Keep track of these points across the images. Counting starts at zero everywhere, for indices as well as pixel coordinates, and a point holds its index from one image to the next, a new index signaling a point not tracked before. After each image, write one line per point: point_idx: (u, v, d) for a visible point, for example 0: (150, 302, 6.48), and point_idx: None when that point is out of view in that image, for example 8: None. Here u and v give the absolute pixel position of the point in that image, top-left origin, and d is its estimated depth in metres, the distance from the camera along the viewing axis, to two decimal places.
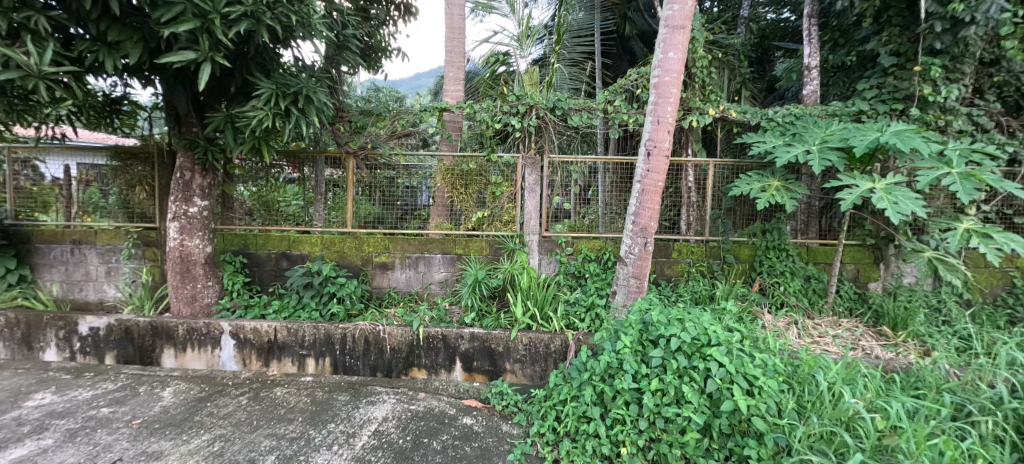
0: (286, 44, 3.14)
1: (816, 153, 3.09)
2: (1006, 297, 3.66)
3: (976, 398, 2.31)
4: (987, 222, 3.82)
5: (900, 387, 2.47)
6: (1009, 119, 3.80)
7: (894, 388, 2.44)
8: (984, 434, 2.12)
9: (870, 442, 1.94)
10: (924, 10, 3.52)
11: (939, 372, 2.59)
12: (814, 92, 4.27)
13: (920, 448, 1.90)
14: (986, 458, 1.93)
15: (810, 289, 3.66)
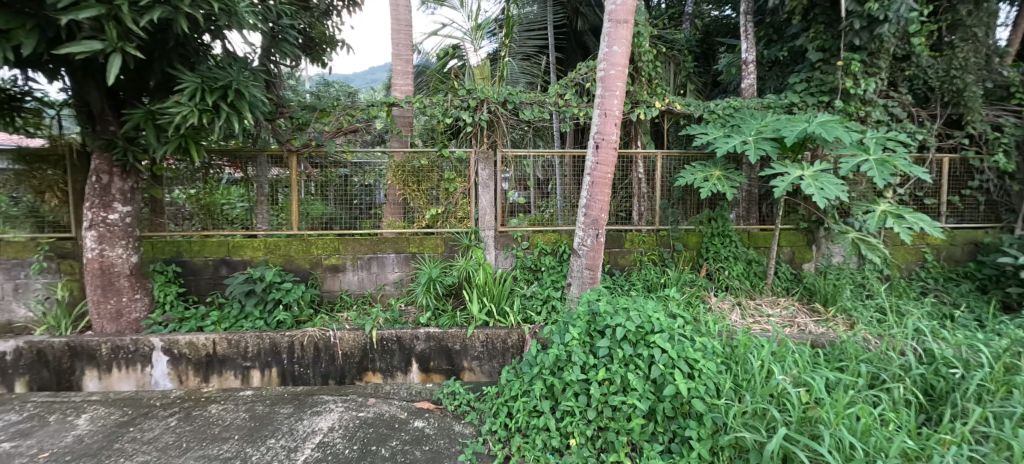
0: (213, 33, 2.92)
1: (752, 144, 3.26)
2: (919, 272, 4.03)
3: (889, 366, 2.53)
4: (902, 204, 4.19)
5: (825, 361, 2.66)
6: (918, 110, 4.16)
7: (823, 363, 2.63)
8: (896, 399, 2.33)
9: (796, 415, 2.09)
10: (845, 9, 3.77)
11: (859, 344, 2.81)
12: (752, 86, 4.48)
13: (839, 416, 2.05)
14: (895, 422, 2.12)
15: (751, 272, 3.87)
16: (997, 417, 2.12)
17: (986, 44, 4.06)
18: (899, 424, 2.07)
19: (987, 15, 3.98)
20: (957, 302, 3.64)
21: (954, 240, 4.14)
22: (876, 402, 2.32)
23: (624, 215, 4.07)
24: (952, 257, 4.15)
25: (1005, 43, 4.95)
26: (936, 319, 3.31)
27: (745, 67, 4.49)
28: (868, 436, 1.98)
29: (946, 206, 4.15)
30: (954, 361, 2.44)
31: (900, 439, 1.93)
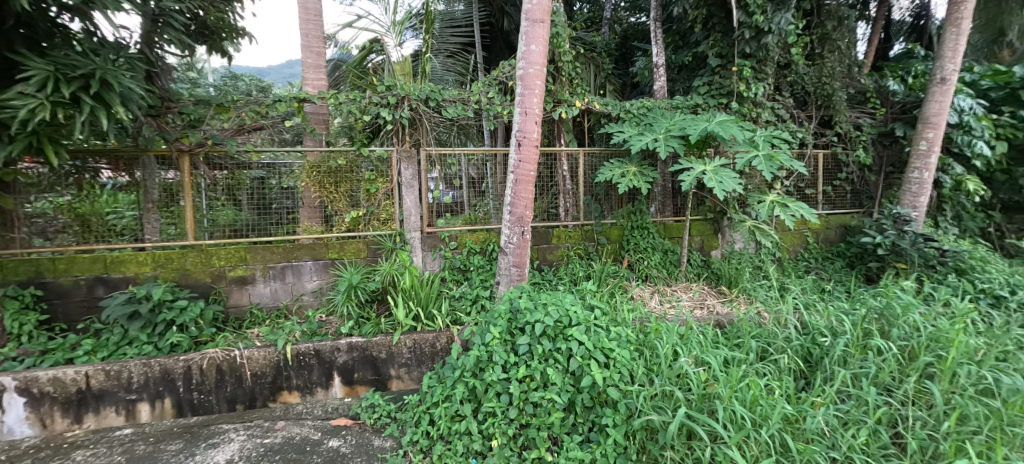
0: (62, 5, 2.50)
1: (662, 141, 3.46)
2: (803, 253, 4.54)
3: (774, 340, 2.84)
4: (788, 194, 4.69)
5: (725, 340, 2.91)
6: (799, 111, 4.69)
7: (723, 343, 2.87)
8: (782, 368, 2.62)
9: (696, 393, 2.27)
10: (737, 20, 4.13)
11: (751, 321, 3.11)
12: (664, 87, 4.72)
13: (733, 390, 2.26)
14: (779, 389, 2.39)
15: (667, 261, 4.11)
16: (856, 377, 2.46)
17: (848, 55, 4.68)
18: (781, 392, 2.32)
19: (847, 31, 4.57)
20: (833, 278, 4.14)
21: (829, 224, 4.73)
22: (766, 372, 2.59)
23: (553, 211, 4.14)
24: (828, 239, 4.74)
25: (863, 56, 5.72)
26: (815, 293, 3.74)
27: (656, 70, 4.72)
28: (756, 405, 2.21)
29: (822, 194, 4.72)
30: (825, 330, 2.78)
31: (781, 405, 2.17)
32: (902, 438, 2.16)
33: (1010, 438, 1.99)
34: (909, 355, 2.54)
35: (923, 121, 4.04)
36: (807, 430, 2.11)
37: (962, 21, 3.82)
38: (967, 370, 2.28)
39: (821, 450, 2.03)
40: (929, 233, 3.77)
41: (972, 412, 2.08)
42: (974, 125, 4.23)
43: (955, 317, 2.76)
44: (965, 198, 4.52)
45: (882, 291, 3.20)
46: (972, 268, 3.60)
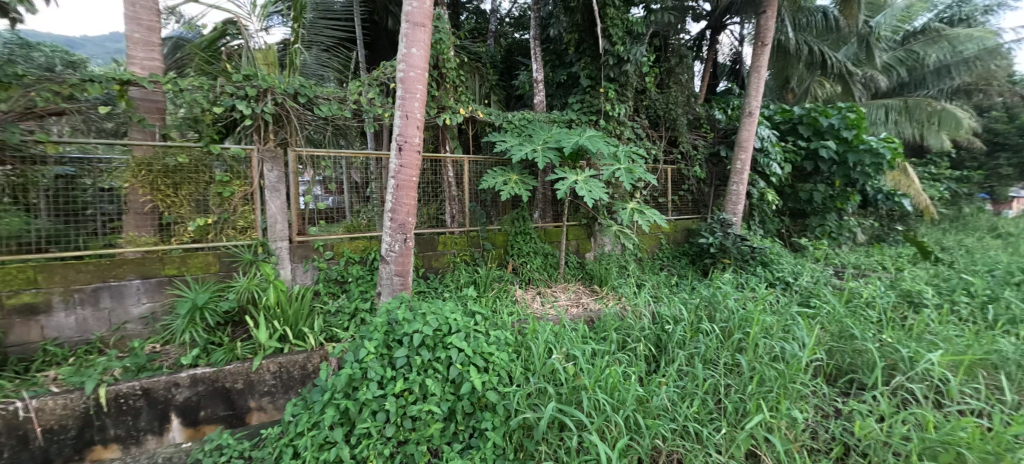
0: None
1: (540, 151, 3.63)
2: (659, 253, 5.12)
3: (630, 331, 3.16)
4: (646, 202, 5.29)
5: (592, 335, 3.17)
6: (655, 131, 5.31)
7: (591, 337, 3.13)
8: (638, 354, 2.94)
9: (566, 387, 2.58)
10: (603, 47, 4.55)
11: (614, 316, 3.33)
12: (543, 102, 4.88)
13: (596, 379, 2.61)
14: (634, 375, 2.73)
15: (548, 263, 4.30)
16: (690, 356, 2.84)
17: (687, 88, 5.52)
18: (635, 376, 2.69)
19: (685, 69, 5.41)
20: (680, 273, 4.76)
21: (677, 227, 5.50)
22: (627, 360, 2.91)
23: (440, 217, 4.02)
24: (675, 240, 5.48)
25: (700, 89, 6.78)
26: (666, 285, 4.22)
27: (535, 86, 4.91)
28: (615, 389, 2.56)
29: (671, 203, 5.46)
30: (669, 319, 3.14)
31: (634, 389, 2.52)
32: (722, 402, 2.57)
33: (791, 392, 2.47)
34: (727, 334, 2.96)
35: (738, 145, 4.95)
36: (654, 407, 2.47)
37: (760, 69, 4.78)
38: (767, 344, 2.77)
39: (665, 422, 2.40)
40: (743, 233, 4.62)
41: (767, 376, 2.56)
42: (770, 150, 5.32)
43: (758, 299, 3.28)
44: (767, 207, 5.63)
45: (713, 282, 3.80)
46: (774, 261, 4.33)
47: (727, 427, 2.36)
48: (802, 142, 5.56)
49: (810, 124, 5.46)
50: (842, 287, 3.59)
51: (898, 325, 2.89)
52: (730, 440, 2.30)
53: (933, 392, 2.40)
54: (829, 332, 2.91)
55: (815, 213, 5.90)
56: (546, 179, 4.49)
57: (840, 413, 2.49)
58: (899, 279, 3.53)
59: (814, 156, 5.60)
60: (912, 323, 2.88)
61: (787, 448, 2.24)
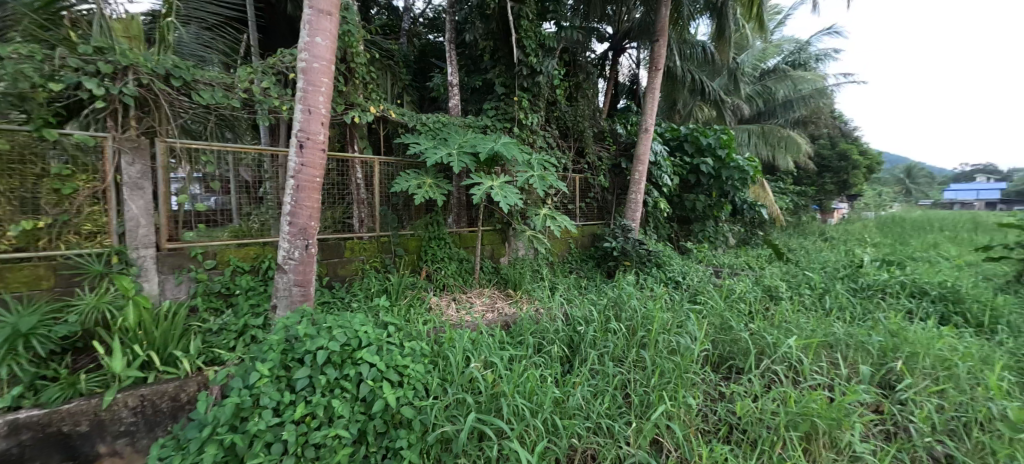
0: None
1: (456, 156, 3.57)
2: (568, 257, 5.36)
3: (545, 332, 3.22)
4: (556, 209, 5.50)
5: (508, 338, 3.20)
6: (564, 141, 5.54)
7: (508, 342, 3.14)
8: (554, 356, 3.02)
9: (485, 394, 2.59)
10: (517, 57, 4.64)
11: (529, 318, 3.38)
12: (458, 106, 4.82)
13: (515, 386, 2.64)
14: (552, 377, 2.81)
15: (463, 269, 4.23)
16: (601, 355, 2.99)
17: (592, 102, 5.96)
18: (552, 378, 2.76)
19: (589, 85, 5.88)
20: (588, 275, 5.03)
21: (585, 232, 5.82)
22: (542, 362, 2.97)
23: (347, 221, 3.75)
24: (582, 244, 5.79)
25: (603, 104, 7.35)
26: (576, 288, 4.44)
27: (450, 89, 4.82)
28: (533, 394, 2.62)
29: (578, 209, 5.76)
30: (580, 320, 3.26)
31: (551, 392, 2.60)
32: (629, 396, 2.75)
33: (686, 382, 2.75)
34: (632, 331, 3.18)
35: (636, 157, 5.43)
36: (570, 407, 2.57)
37: (653, 91, 5.32)
38: (665, 339, 3.01)
39: (580, 420, 2.51)
40: (642, 237, 5.08)
41: (666, 369, 2.80)
42: (663, 164, 5.98)
43: (655, 297, 3.60)
44: (661, 214, 6.23)
45: (618, 283, 4.09)
46: (667, 263, 4.81)
47: (634, 419, 2.53)
48: (688, 158, 6.35)
49: (693, 142, 6.26)
50: (722, 284, 4.13)
51: (763, 315, 3.38)
52: (637, 431, 2.47)
53: (789, 371, 2.84)
54: (713, 325, 3.26)
55: (697, 220, 6.74)
56: (460, 184, 4.44)
57: (723, 396, 2.82)
58: (763, 277, 4.16)
59: (696, 171, 6.36)
60: (772, 313, 3.40)
61: (685, 432, 2.49)
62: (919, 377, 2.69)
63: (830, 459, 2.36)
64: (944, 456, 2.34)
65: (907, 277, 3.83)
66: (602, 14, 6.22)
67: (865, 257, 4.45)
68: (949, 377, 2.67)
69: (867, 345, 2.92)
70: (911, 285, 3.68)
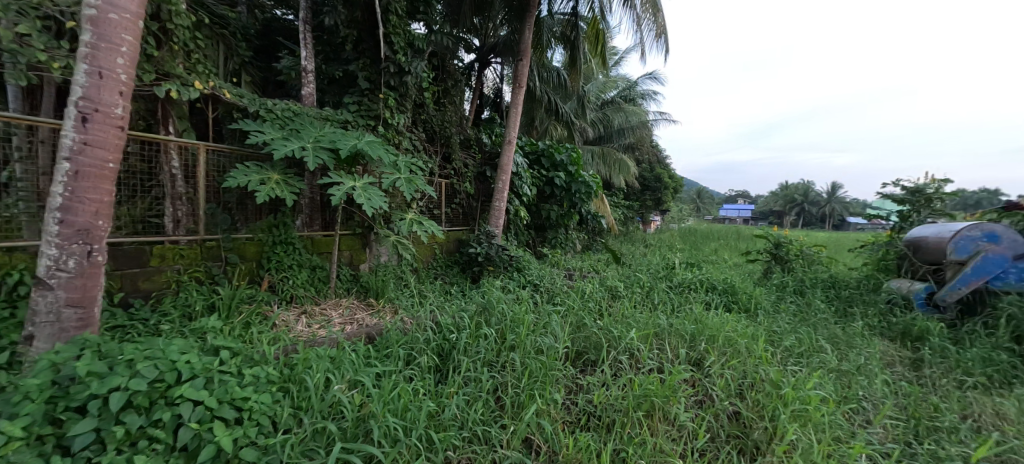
0: None
1: (310, 151, 3.27)
2: (432, 263, 5.22)
3: (416, 343, 3.03)
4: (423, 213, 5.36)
5: (374, 353, 2.91)
6: (430, 145, 5.41)
7: (374, 356, 2.87)
8: (423, 367, 2.84)
9: (351, 417, 2.28)
10: (383, 52, 4.40)
11: (398, 329, 3.16)
12: (312, 95, 4.23)
13: (385, 405, 2.39)
14: (426, 390, 2.64)
15: (315, 278, 3.78)
16: (473, 362, 2.91)
17: (458, 110, 6.02)
18: (425, 391, 2.58)
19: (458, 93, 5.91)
20: (453, 281, 4.93)
21: (450, 238, 5.75)
22: (411, 376, 2.77)
23: (156, 220, 3.25)
24: (448, 250, 5.71)
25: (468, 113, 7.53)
26: (442, 293, 4.36)
27: (304, 75, 4.22)
28: (406, 411, 2.41)
29: (444, 214, 5.68)
30: (452, 327, 3.16)
31: (426, 404, 2.43)
32: (502, 399, 2.73)
33: (552, 379, 2.81)
34: (501, 335, 3.18)
35: (500, 167, 5.65)
36: (444, 420, 2.44)
37: (517, 106, 5.64)
38: (532, 340, 3.09)
39: (455, 432, 2.39)
40: (504, 243, 5.29)
41: (534, 368, 2.84)
42: (523, 175, 6.42)
43: (521, 301, 3.76)
44: (520, 221, 6.56)
45: (486, 288, 4.13)
46: (526, 267, 5.11)
47: (507, 421, 2.51)
48: (544, 171, 6.95)
49: (549, 157, 6.94)
50: (575, 286, 4.56)
51: (607, 311, 3.82)
52: (509, 432, 2.45)
53: (630, 359, 3.13)
54: (574, 321, 3.52)
55: (550, 228, 7.29)
56: (313, 182, 3.94)
57: (581, 387, 2.93)
58: (606, 279, 4.74)
59: (551, 183, 7.01)
60: (614, 309, 3.88)
61: (554, 426, 2.52)
62: (718, 354, 3.18)
63: (665, 431, 2.55)
64: (733, 413, 2.73)
65: (705, 277, 4.85)
66: (470, 24, 6.34)
67: (677, 260, 5.55)
68: (732, 351, 3.24)
69: (681, 330, 3.41)
70: (706, 282, 4.71)
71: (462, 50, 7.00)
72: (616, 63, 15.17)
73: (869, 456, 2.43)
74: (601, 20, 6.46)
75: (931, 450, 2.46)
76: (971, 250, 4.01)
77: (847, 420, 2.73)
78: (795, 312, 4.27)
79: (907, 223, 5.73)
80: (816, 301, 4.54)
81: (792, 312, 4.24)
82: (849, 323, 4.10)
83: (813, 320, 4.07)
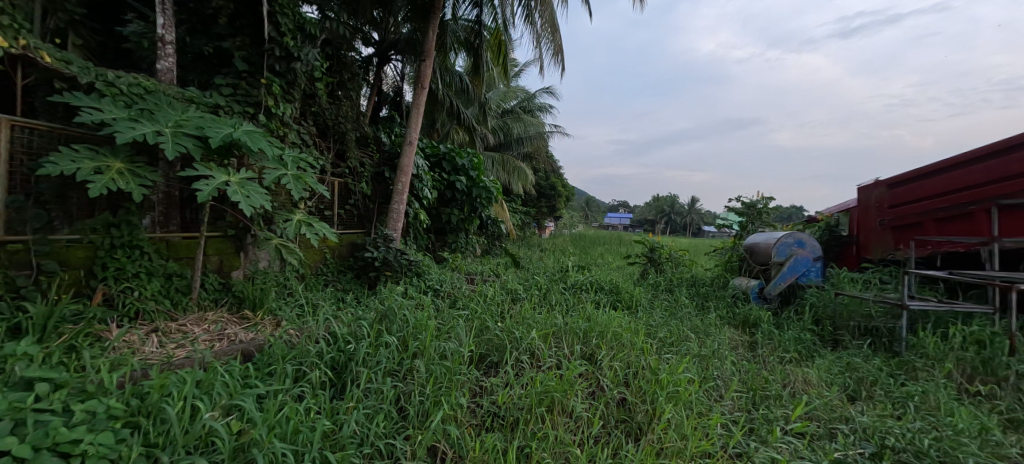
0: None
1: (168, 137, 2.79)
2: (323, 268, 4.80)
3: (306, 357, 2.72)
4: (311, 215, 4.88)
5: (253, 372, 2.53)
6: (319, 140, 5.01)
7: (252, 375, 2.52)
8: (314, 384, 2.55)
9: (229, 447, 1.93)
10: (267, 33, 3.99)
11: (283, 342, 2.81)
12: (172, 71, 3.59)
13: (271, 430, 2.09)
14: (318, 408, 2.38)
15: (172, 288, 3.24)
16: (373, 373, 2.69)
17: (354, 105, 5.67)
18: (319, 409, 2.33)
19: (355, 86, 5.60)
20: (346, 288, 4.60)
21: (342, 242, 5.32)
22: (301, 395, 2.48)
23: None
24: (340, 255, 5.29)
25: (365, 109, 7.14)
26: (334, 301, 4.01)
27: (163, 47, 3.55)
28: (296, 435, 2.13)
29: (337, 216, 5.25)
30: (349, 337, 2.89)
31: (321, 423, 2.18)
32: (405, 409, 2.56)
33: (457, 384, 2.71)
34: (401, 343, 3.00)
35: (399, 168, 5.51)
36: (341, 437, 2.21)
37: (419, 107, 5.55)
38: (435, 345, 2.95)
39: (355, 449, 2.18)
40: (402, 248, 5.07)
41: (439, 374, 2.71)
42: (424, 178, 6.29)
43: (422, 306, 3.62)
44: (420, 225, 6.39)
45: (384, 294, 3.90)
46: (426, 272, 4.92)
47: (412, 432, 2.36)
48: (445, 175, 6.88)
49: (451, 160, 6.90)
50: (476, 290, 4.57)
51: (507, 314, 3.87)
52: (414, 442, 2.31)
53: (531, 358, 3.15)
54: (476, 325, 3.47)
55: (451, 232, 7.19)
56: (172, 173, 3.40)
57: (484, 390, 2.85)
58: (507, 282, 4.83)
59: (452, 187, 6.94)
60: (514, 311, 3.94)
61: (462, 432, 2.42)
62: (608, 348, 3.36)
63: (564, 423, 2.57)
64: (621, 400, 2.85)
65: (594, 279, 5.25)
66: (368, 16, 6.06)
67: (570, 264, 5.90)
68: (616, 343, 3.46)
69: (575, 329, 3.53)
70: (596, 284, 5.09)
71: (359, 42, 6.66)
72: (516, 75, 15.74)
73: (725, 425, 2.69)
74: (504, 32, 6.67)
75: (765, 413, 2.78)
76: (788, 253, 4.96)
77: (708, 397, 3.00)
78: (667, 307, 4.83)
79: (745, 232, 6.89)
80: (681, 297, 5.21)
81: (664, 307, 4.79)
82: (705, 315, 4.76)
83: (680, 314, 4.64)
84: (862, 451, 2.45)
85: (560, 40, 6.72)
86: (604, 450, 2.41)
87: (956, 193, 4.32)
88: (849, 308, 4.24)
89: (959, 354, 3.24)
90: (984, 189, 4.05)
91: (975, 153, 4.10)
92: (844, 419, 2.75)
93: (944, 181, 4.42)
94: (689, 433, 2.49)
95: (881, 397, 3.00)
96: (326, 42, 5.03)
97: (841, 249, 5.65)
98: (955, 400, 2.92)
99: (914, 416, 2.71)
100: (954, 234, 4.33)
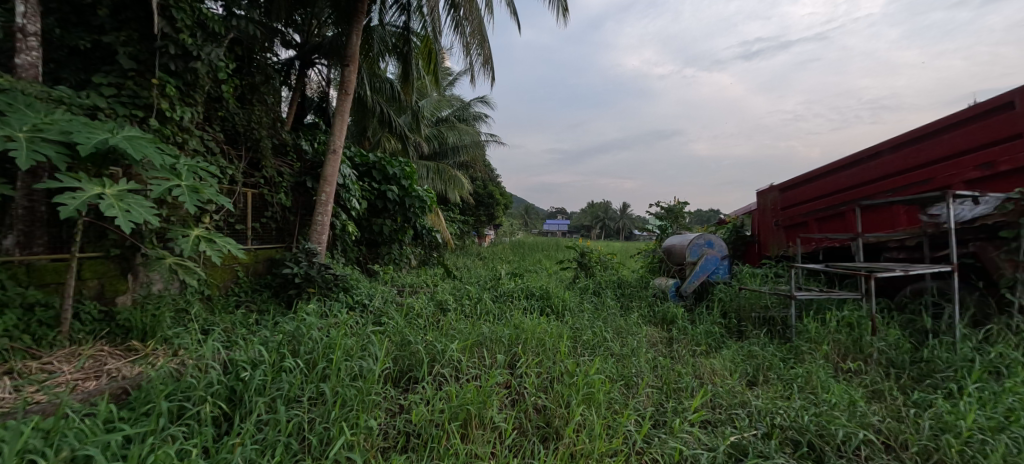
0: None
1: (23, 143, 2.39)
2: (233, 288, 4.38)
3: (193, 391, 2.43)
4: (217, 229, 4.45)
5: (128, 415, 2.22)
6: (225, 147, 4.59)
7: (125, 417, 2.21)
8: (202, 420, 2.28)
9: None
10: (158, 28, 3.59)
11: (167, 376, 2.49)
12: (34, 66, 3.08)
13: None
14: (196, 448, 2.11)
15: (32, 321, 2.76)
16: (271, 401, 2.47)
17: (270, 110, 5.28)
18: (196, 449, 2.06)
19: (269, 90, 5.21)
20: (261, 308, 4.23)
21: (258, 257, 4.88)
22: (184, 434, 2.21)
23: None
24: (257, 272, 4.85)
25: (285, 114, 6.72)
26: (242, 324, 3.66)
27: (24, 38, 3.06)
28: None
29: (251, 230, 4.85)
30: (246, 363, 2.63)
31: None
32: (306, 439, 2.37)
33: (367, 405, 2.56)
34: (311, 365, 2.81)
35: (322, 177, 5.18)
36: None
37: (343, 113, 5.28)
38: (348, 365, 2.78)
39: None
40: (327, 262, 4.76)
41: (348, 396, 2.54)
42: (351, 188, 5.99)
43: (339, 324, 3.40)
44: (348, 237, 6.07)
45: (298, 314, 3.61)
46: (354, 286, 4.65)
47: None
48: (374, 185, 6.61)
49: (381, 170, 6.67)
50: (402, 303, 4.40)
51: (436, 327, 3.76)
52: None
53: (452, 371, 3.08)
54: (396, 342, 3.31)
55: (383, 243, 6.90)
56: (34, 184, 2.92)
57: (403, 408, 2.74)
58: (436, 294, 4.72)
59: (383, 197, 6.68)
60: (443, 323, 3.84)
61: (366, 458, 2.27)
62: (530, 355, 3.39)
63: (479, 436, 2.53)
64: (540, 406, 2.87)
65: (525, 286, 5.29)
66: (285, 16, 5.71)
67: (503, 271, 5.91)
68: (545, 350, 3.49)
69: (501, 337, 3.52)
70: (528, 291, 5.13)
71: (279, 44, 6.27)
72: (450, 83, 15.67)
73: (635, 421, 2.80)
74: (433, 40, 6.59)
75: (674, 406, 2.95)
76: (699, 253, 5.36)
77: (622, 394, 3.12)
78: (594, 310, 4.97)
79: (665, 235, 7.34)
80: (606, 299, 5.42)
81: (591, 310, 4.92)
82: (628, 315, 4.98)
83: (607, 315, 4.81)
84: (755, 432, 2.67)
85: (488, 52, 6.76)
86: (515, 459, 2.41)
87: (832, 195, 4.92)
88: (752, 300, 4.67)
89: (836, 337, 3.66)
90: (854, 191, 4.63)
91: (847, 160, 4.69)
92: (743, 404, 2.99)
93: (824, 184, 5.01)
94: (599, 433, 2.56)
95: (775, 380, 3.32)
96: (235, 41, 4.65)
97: (746, 248, 6.20)
98: (832, 377, 3.29)
99: (799, 396, 3.02)
100: (828, 231, 4.93)
